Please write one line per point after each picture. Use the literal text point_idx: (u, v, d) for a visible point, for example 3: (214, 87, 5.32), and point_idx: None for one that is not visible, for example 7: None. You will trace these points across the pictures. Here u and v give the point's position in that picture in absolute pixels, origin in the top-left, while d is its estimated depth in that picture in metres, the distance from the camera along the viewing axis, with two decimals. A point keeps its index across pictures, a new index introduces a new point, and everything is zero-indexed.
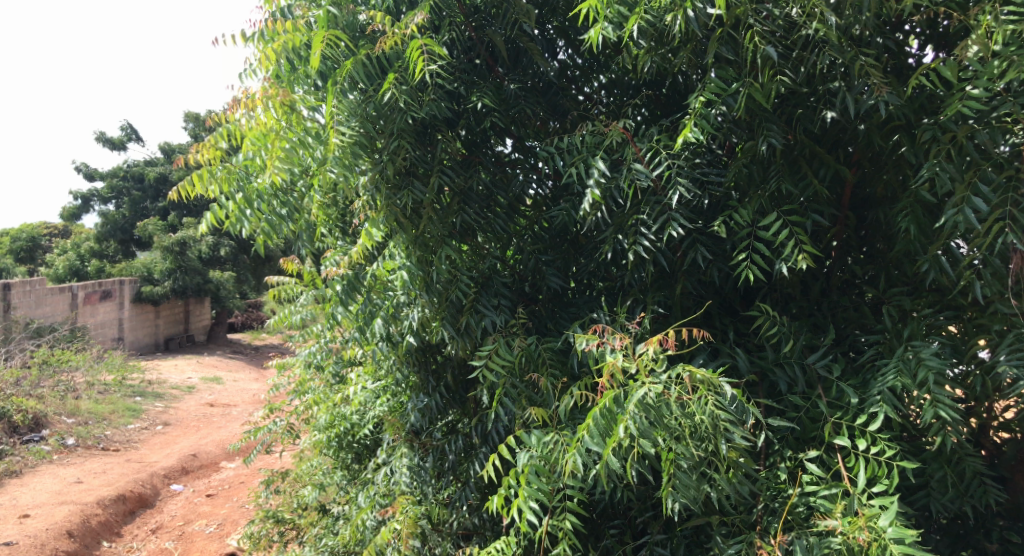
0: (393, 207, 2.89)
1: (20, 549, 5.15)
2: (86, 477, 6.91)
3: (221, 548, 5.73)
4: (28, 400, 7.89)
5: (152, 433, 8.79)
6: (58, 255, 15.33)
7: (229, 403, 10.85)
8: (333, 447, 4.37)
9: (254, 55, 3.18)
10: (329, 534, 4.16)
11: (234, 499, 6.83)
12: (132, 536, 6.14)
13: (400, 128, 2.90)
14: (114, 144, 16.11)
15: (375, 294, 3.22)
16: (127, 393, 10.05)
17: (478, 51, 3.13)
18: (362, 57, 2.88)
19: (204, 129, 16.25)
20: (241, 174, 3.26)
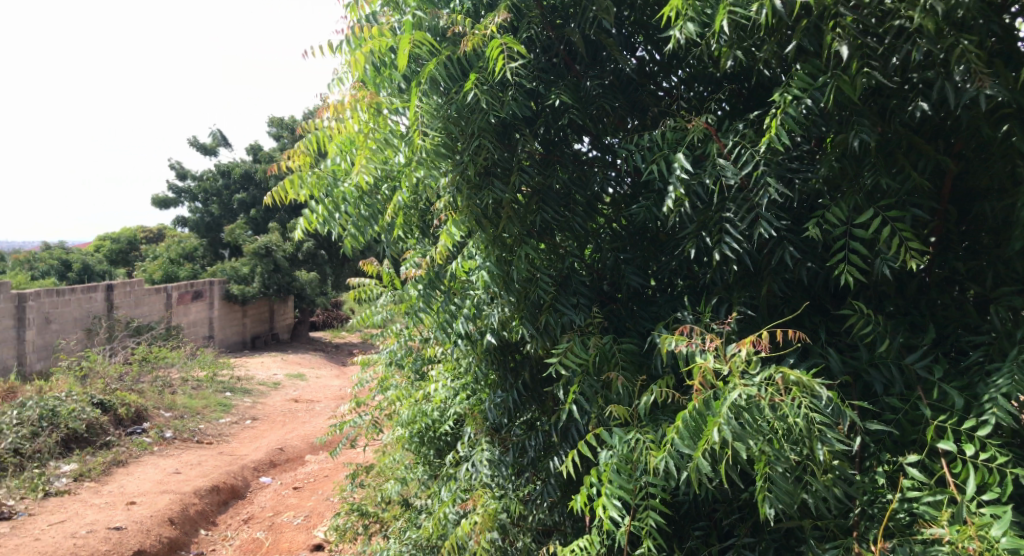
0: (474, 207, 2.93)
1: (128, 534, 5.48)
2: (184, 468, 7.28)
3: (308, 540, 5.95)
4: (130, 395, 8.39)
5: (241, 427, 9.19)
6: (154, 257, 16.22)
7: (313, 399, 11.22)
8: (415, 442, 4.46)
9: (342, 63, 3.29)
10: (412, 527, 4.22)
11: (319, 491, 7.06)
12: (227, 525, 6.44)
13: (480, 127, 2.94)
14: (204, 148, 16.89)
15: (454, 296, 3.31)
16: (218, 388, 10.54)
17: (557, 51, 3.15)
18: (444, 58, 2.95)
19: (286, 134, 16.85)
20: (330, 180, 3.45)
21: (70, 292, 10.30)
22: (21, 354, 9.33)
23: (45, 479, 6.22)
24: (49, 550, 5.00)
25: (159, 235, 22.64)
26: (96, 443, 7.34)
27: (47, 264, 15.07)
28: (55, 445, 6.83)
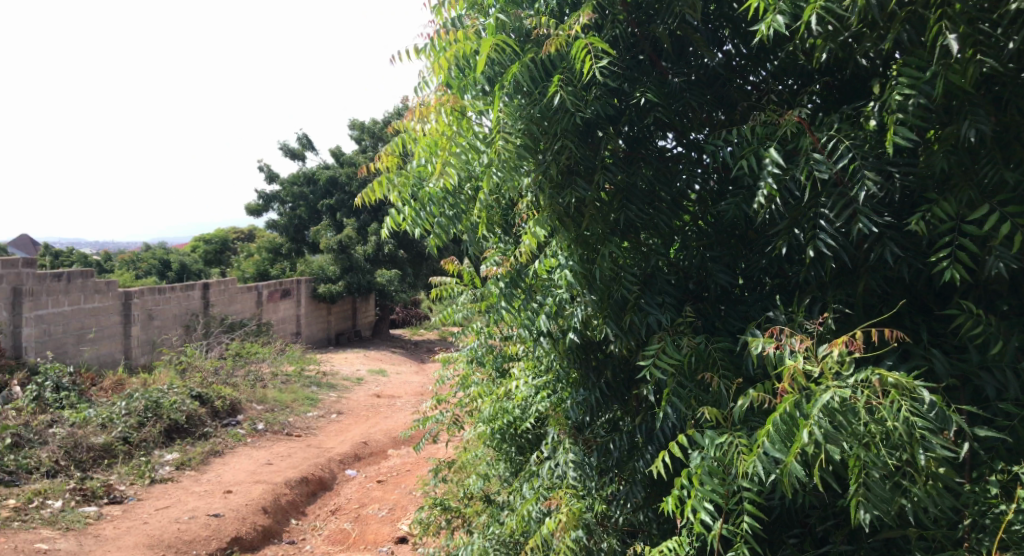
0: (557, 206, 2.95)
1: (226, 522, 5.75)
2: (275, 459, 7.59)
3: (393, 532, 6.11)
4: (225, 388, 8.81)
5: (328, 421, 9.50)
6: (246, 256, 16.96)
7: (394, 394, 11.48)
8: (496, 439, 4.49)
9: (427, 66, 3.35)
10: (495, 523, 4.23)
11: (402, 485, 7.23)
12: (316, 515, 6.68)
13: (564, 128, 2.95)
14: (291, 151, 17.51)
15: (535, 294, 3.38)
16: (305, 383, 10.93)
17: (643, 48, 3.12)
18: (529, 59, 2.97)
19: (367, 136, 17.27)
20: (415, 180, 3.53)
21: (170, 291, 10.88)
22: (128, 348, 9.93)
23: (151, 467, 6.60)
24: (156, 533, 5.31)
25: (249, 236, 23.63)
26: (195, 434, 7.74)
27: (149, 264, 16.01)
28: (159, 435, 7.24)
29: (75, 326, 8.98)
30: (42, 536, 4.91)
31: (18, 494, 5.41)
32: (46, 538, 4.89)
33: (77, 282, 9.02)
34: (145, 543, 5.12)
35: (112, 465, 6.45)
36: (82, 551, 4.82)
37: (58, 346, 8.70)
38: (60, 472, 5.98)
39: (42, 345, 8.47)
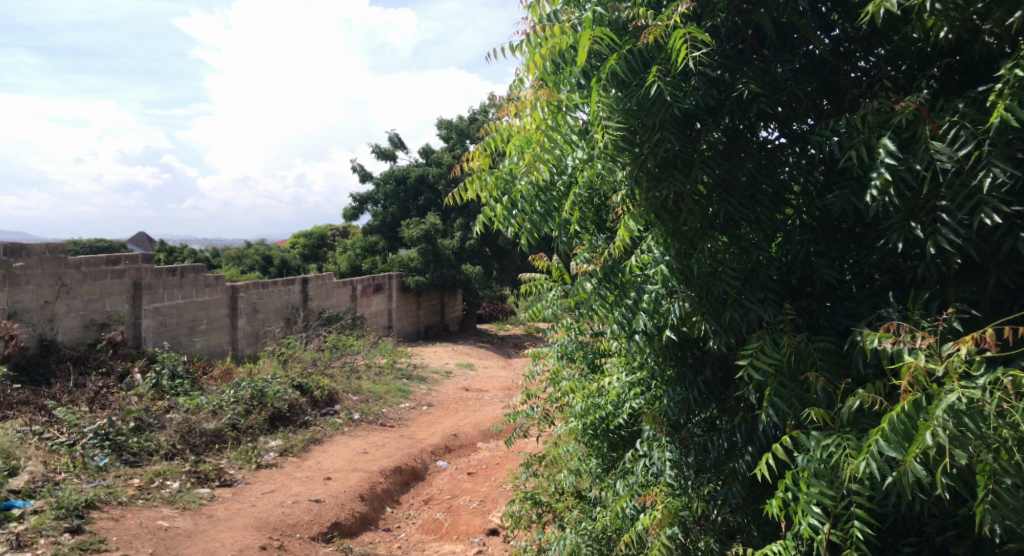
0: (654, 200, 2.89)
1: (326, 507, 5.99)
2: (371, 448, 7.84)
3: (484, 524, 6.20)
4: (323, 379, 9.16)
5: (419, 412, 9.73)
6: (341, 252, 17.54)
7: (482, 388, 11.62)
8: (588, 435, 4.39)
9: (522, 63, 3.38)
10: (587, 519, 4.19)
11: (492, 478, 7.32)
12: (409, 504, 6.86)
13: (663, 120, 2.90)
14: (383, 151, 17.95)
15: (629, 291, 3.30)
16: (397, 375, 11.23)
17: (744, 37, 3.03)
18: (625, 52, 2.95)
19: (455, 133, 17.49)
20: (507, 178, 3.56)
21: (272, 285, 11.40)
22: (234, 339, 10.48)
23: (257, 452, 6.95)
24: (263, 515, 5.58)
25: (344, 232, 24.45)
26: (296, 422, 8.09)
27: (252, 260, 16.82)
28: (264, 422, 7.60)
29: (188, 318, 9.55)
30: (163, 513, 5.25)
31: (141, 474, 5.81)
32: (166, 516, 5.23)
33: (189, 277, 9.58)
34: (254, 525, 5.38)
35: (222, 450, 6.83)
36: (198, 529, 5.13)
37: (172, 337, 9.28)
38: (177, 454, 6.38)
39: (159, 336, 9.06)
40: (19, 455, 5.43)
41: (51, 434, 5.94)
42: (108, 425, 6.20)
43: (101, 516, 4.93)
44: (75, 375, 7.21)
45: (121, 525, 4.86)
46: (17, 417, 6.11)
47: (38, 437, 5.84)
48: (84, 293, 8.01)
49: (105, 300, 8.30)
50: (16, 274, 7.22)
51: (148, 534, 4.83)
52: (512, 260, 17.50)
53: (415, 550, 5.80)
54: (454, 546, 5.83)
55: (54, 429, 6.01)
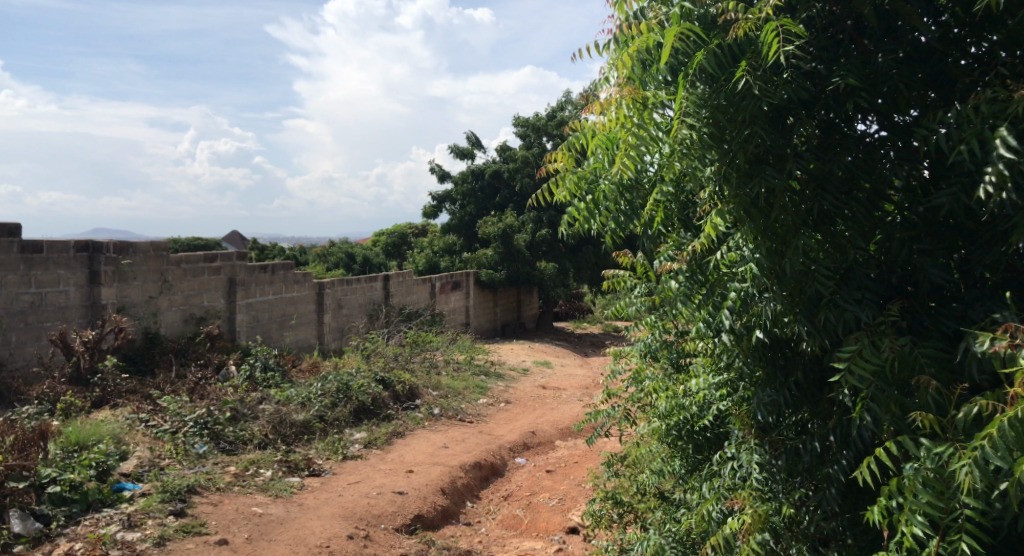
0: (744, 197, 2.78)
1: (409, 499, 6.13)
2: (451, 443, 7.95)
3: (564, 521, 6.22)
4: (404, 374, 9.36)
5: (497, 409, 9.79)
6: (421, 250, 17.85)
7: (560, 386, 11.60)
8: (672, 436, 4.32)
9: (607, 61, 3.36)
10: (671, 520, 4.10)
11: (571, 476, 7.32)
12: (489, 500, 6.94)
13: (752, 115, 2.81)
14: (461, 149, 18.10)
15: (716, 289, 3.23)
16: (475, 371, 11.34)
17: (843, 26, 2.92)
18: (713, 46, 2.87)
19: (533, 129, 17.12)
20: (592, 176, 3.54)
21: (355, 282, 11.72)
22: (320, 334, 10.84)
23: (344, 444, 7.17)
24: (349, 505, 5.76)
25: (423, 231, 24.85)
26: (380, 415, 8.30)
27: (337, 258, 17.36)
28: (349, 414, 7.84)
29: (278, 314, 9.95)
30: (257, 500, 5.50)
31: (237, 462, 6.10)
32: (260, 503, 5.47)
33: (279, 274, 9.98)
34: (341, 514, 5.55)
35: (311, 440, 7.08)
36: (290, 516, 5.34)
37: (264, 331, 9.69)
38: (270, 444, 6.66)
39: (252, 330, 9.48)
40: (128, 441, 5.80)
41: (156, 421, 6.31)
42: (207, 415, 6.53)
43: (201, 500, 5.20)
44: (176, 366, 7.62)
45: (219, 510, 5.11)
46: (126, 405, 6.52)
47: (144, 424, 6.22)
48: (184, 288, 8.48)
49: (203, 296, 8.75)
50: (124, 271, 7.69)
51: (243, 520, 5.06)
52: (584, 257, 16.78)
53: (496, 545, 5.86)
54: (535, 543, 5.86)
55: (159, 416, 6.38)
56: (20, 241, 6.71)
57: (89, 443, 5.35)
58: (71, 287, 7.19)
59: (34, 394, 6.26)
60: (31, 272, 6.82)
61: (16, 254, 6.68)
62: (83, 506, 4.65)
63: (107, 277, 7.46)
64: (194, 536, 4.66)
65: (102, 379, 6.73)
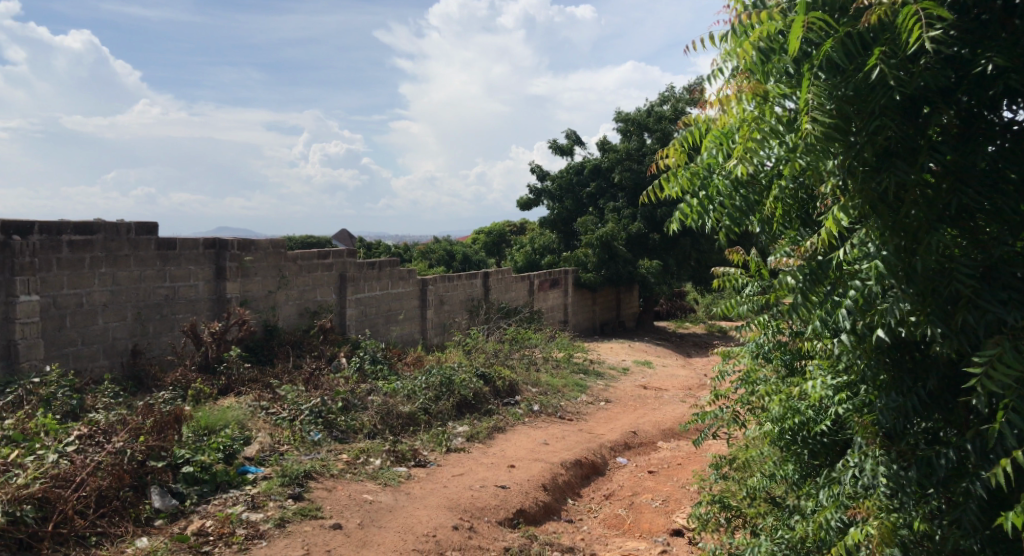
0: (870, 192, 2.69)
1: (512, 494, 6.20)
2: (551, 439, 7.97)
3: (668, 524, 6.13)
4: (505, 370, 9.46)
5: (597, 408, 9.72)
6: (520, 248, 17.97)
7: (661, 386, 11.39)
8: (785, 440, 4.15)
9: (726, 54, 3.28)
10: (784, 526, 3.92)
11: (675, 479, 7.19)
12: (590, 498, 6.92)
13: (883, 107, 2.70)
14: (563, 149, 18.17)
15: (836, 288, 3.08)
16: (575, 369, 11.29)
17: (989, 6, 2.71)
18: (843, 35, 2.75)
19: (631, 123, 16.36)
20: (705, 173, 3.47)
21: (457, 278, 11.94)
22: (424, 329, 11.13)
23: (447, 436, 7.33)
24: (454, 497, 5.88)
25: (521, 228, 24.97)
26: (481, 410, 8.43)
27: (439, 255, 17.80)
28: (452, 408, 8.01)
29: (385, 309, 10.30)
30: (368, 488, 5.71)
31: (348, 450, 6.37)
32: (371, 490, 5.69)
33: (386, 270, 10.31)
34: (446, 505, 5.68)
35: (416, 432, 7.28)
36: (398, 505, 5.51)
37: (372, 325, 10.05)
38: (379, 434, 6.91)
39: (360, 324, 9.85)
40: (251, 427, 6.18)
41: (275, 409, 6.67)
42: (321, 404, 6.85)
43: (317, 486, 5.46)
44: (293, 357, 8.03)
45: (333, 496, 5.35)
46: (249, 393, 6.95)
47: (265, 412, 6.60)
48: (300, 283, 8.92)
49: (317, 291, 9.19)
50: (247, 266, 8.18)
51: (355, 506, 5.27)
52: (682, 250, 16.05)
53: (598, 544, 5.83)
54: (638, 543, 5.81)
55: (278, 404, 6.75)
56: (156, 239, 7.23)
57: (217, 428, 5.73)
58: (200, 282, 7.71)
59: (170, 380, 6.74)
60: (166, 267, 7.35)
61: (153, 251, 7.21)
62: (212, 487, 4.98)
63: (232, 273, 7.95)
64: (311, 520, 4.90)
65: (227, 367, 7.18)
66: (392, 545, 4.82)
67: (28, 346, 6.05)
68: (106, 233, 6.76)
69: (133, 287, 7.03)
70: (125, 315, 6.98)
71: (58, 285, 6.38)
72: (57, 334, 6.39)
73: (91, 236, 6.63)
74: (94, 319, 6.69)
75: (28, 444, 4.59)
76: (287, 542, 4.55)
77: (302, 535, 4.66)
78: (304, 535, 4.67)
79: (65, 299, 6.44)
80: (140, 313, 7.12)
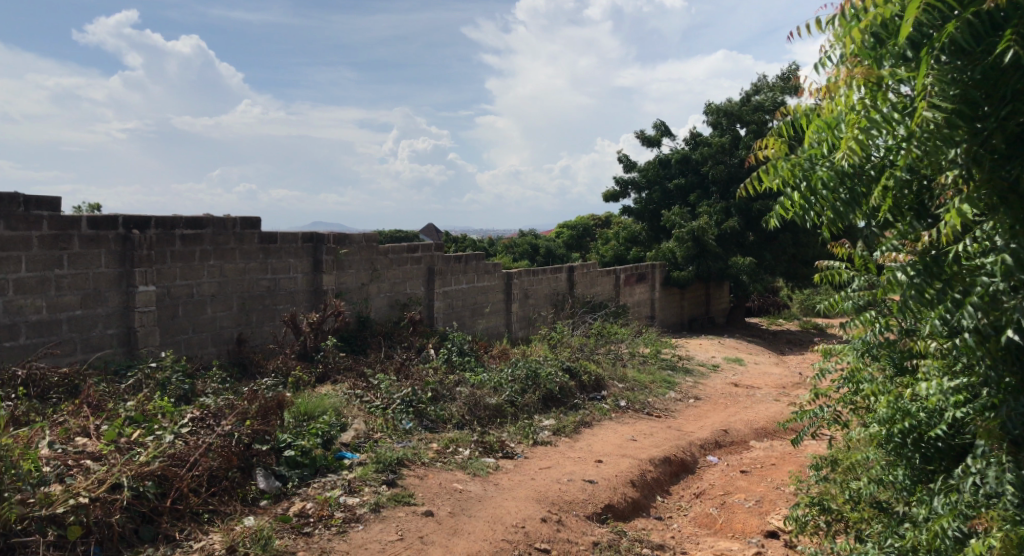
0: (999, 180, 2.68)
1: (600, 489, 6.16)
2: (639, 436, 7.87)
3: (762, 525, 5.97)
4: (591, 365, 9.41)
5: (686, 405, 9.54)
6: (605, 242, 17.80)
7: (753, 385, 11.05)
8: (894, 443, 3.94)
9: (835, 39, 3.13)
10: (893, 534, 3.68)
11: (769, 479, 6.98)
12: (680, 496, 6.80)
13: (1014, 91, 2.63)
14: (651, 139, 17.83)
15: (955, 285, 2.89)
16: (662, 365, 11.10)
17: None
18: (970, 16, 2.61)
19: (723, 113, 15.91)
20: (807, 164, 3.28)
21: (542, 272, 11.96)
22: (509, 323, 11.22)
23: (534, 429, 7.36)
24: (542, 489, 5.90)
25: (606, 222, 24.74)
26: (567, 404, 8.43)
27: (523, 249, 17.90)
28: (538, 401, 8.04)
29: (471, 302, 10.44)
30: (457, 477, 5.81)
31: (438, 439, 6.49)
32: (461, 480, 5.79)
33: (472, 264, 10.44)
34: (535, 497, 5.71)
35: (504, 424, 7.35)
36: (487, 495, 5.58)
37: (458, 317, 10.22)
38: (467, 425, 7.01)
39: (448, 317, 10.03)
40: (347, 414, 6.40)
41: (369, 397, 6.88)
42: (412, 394, 7.01)
43: (409, 473, 5.59)
44: (385, 347, 8.24)
45: (425, 483, 5.47)
46: (344, 381, 7.19)
47: (359, 400, 6.83)
48: (391, 276, 9.15)
49: (406, 283, 9.42)
50: (342, 260, 8.45)
51: (446, 494, 5.37)
52: (780, 245, 15.46)
53: (689, 542, 5.73)
54: (732, 543, 5.67)
55: (372, 393, 6.95)
56: (259, 233, 7.58)
57: (315, 414, 5.96)
58: (299, 274, 8.05)
59: (271, 367, 7.06)
60: (269, 260, 7.70)
61: (256, 245, 7.55)
62: (312, 471, 5.18)
63: (328, 266, 8.23)
64: (405, 506, 5.03)
65: (324, 356, 7.46)
66: (482, 534, 4.89)
67: (146, 333, 6.46)
68: (214, 228, 7.12)
69: (238, 279, 7.39)
70: (231, 305, 7.35)
71: (172, 277, 6.77)
72: (170, 322, 6.79)
73: (200, 230, 6.98)
74: (203, 309, 7.08)
75: (148, 425, 4.88)
76: (382, 526, 4.68)
77: (396, 520, 4.79)
78: (398, 520, 4.80)
79: (178, 289, 6.83)
80: (244, 304, 7.48)
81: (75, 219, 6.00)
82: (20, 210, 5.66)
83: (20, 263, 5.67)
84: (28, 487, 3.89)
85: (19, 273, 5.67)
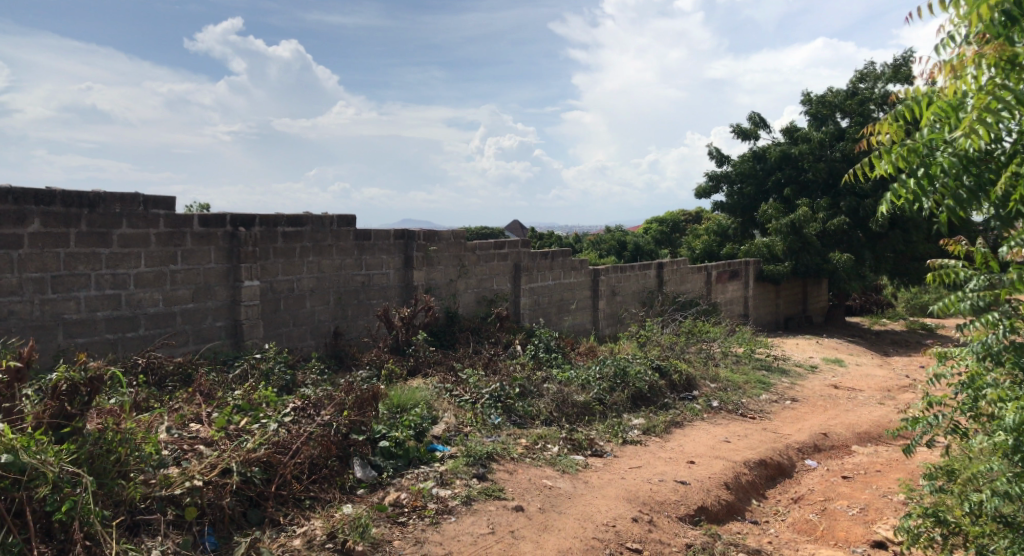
0: None
1: (693, 490, 6.01)
2: (733, 437, 7.64)
3: (867, 535, 5.70)
4: (681, 364, 9.21)
5: (782, 406, 9.18)
6: (695, 238, 17.38)
7: (855, 387, 10.53)
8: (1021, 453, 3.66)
9: (960, 17, 2.96)
10: None
11: (874, 487, 6.64)
12: (777, 500, 6.55)
13: None
14: (745, 131, 17.23)
15: None
16: (756, 365, 10.74)
17: None
18: None
19: (824, 103, 15.22)
20: (926, 150, 3.04)
21: (630, 269, 11.79)
22: (596, 320, 11.12)
23: (623, 428, 7.27)
24: (632, 489, 5.81)
25: (695, 217, 24.16)
26: (657, 403, 8.27)
27: (610, 245, 17.71)
28: (627, 400, 7.92)
29: (558, 298, 10.43)
30: (547, 473, 5.81)
31: (526, 435, 6.51)
32: (550, 476, 5.78)
33: (559, 260, 10.41)
34: (625, 496, 5.63)
35: (591, 422, 7.28)
36: (576, 492, 5.55)
37: (545, 314, 10.23)
38: (555, 421, 7.00)
39: (534, 313, 10.05)
40: (437, 407, 6.50)
41: (458, 392, 6.97)
42: (500, 389, 7.05)
43: (499, 467, 5.63)
44: (473, 343, 8.33)
45: (515, 479, 5.50)
46: (434, 375, 7.31)
47: (449, 393, 6.93)
48: (478, 272, 9.25)
49: (493, 280, 9.49)
50: (431, 256, 8.59)
51: (536, 491, 5.37)
52: (888, 241, 14.57)
53: (788, 549, 5.52)
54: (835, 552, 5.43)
55: (461, 387, 7.05)
56: (354, 230, 7.81)
57: (408, 406, 6.07)
58: (391, 270, 8.25)
59: (366, 360, 7.25)
60: (363, 256, 7.93)
61: (351, 241, 7.78)
62: (405, 462, 5.29)
63: (418, 262, 8.39)
64: (495, 500, 5.07)
65: (415, 350, 7.61)
66: (573, 531, 4.86)
67: (250, 326, 6.78)
68: (313, 225, 7.37)
69: (335, 275, 7.64)
70: (328, 299, 7.60)
71: (274, 272, 7.06)
72: (273, 315, 7.09)
73: (300, 227, 7.25)
74: (303, 303, 7.35)
75: (253, 413, 5.10)
76: (473, 519, 4.74)
77: (487, 514, 4.84)
78: (489, 514, 4.84)
79: (280, 284, 7.12)
80: (341, 298, 7.72)
81: (187, 217, 6.35)
82: (140, 209, 6.02)
83: (139, 259, 6.04)
84: (149, 469, 4.15)
85: (138, 268, 6.04)
